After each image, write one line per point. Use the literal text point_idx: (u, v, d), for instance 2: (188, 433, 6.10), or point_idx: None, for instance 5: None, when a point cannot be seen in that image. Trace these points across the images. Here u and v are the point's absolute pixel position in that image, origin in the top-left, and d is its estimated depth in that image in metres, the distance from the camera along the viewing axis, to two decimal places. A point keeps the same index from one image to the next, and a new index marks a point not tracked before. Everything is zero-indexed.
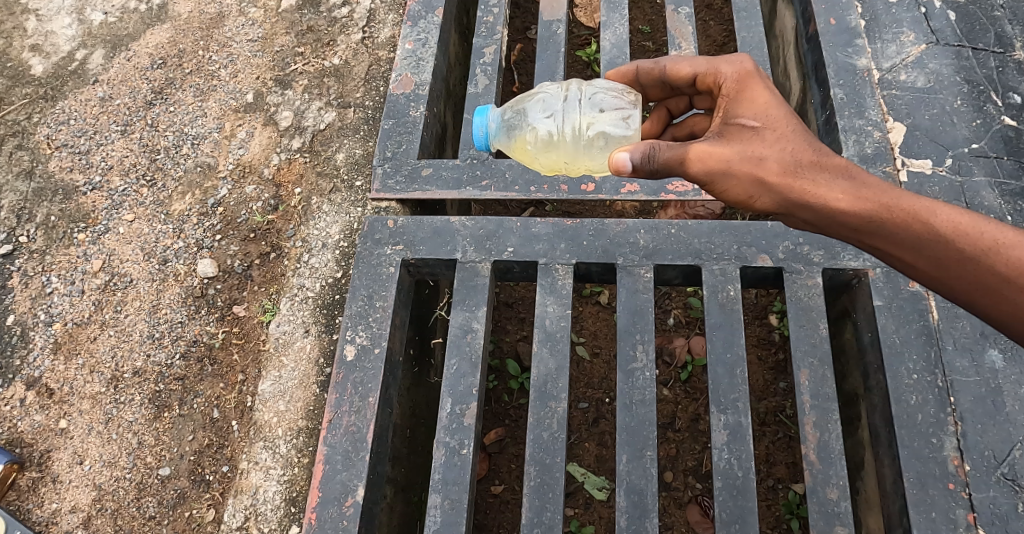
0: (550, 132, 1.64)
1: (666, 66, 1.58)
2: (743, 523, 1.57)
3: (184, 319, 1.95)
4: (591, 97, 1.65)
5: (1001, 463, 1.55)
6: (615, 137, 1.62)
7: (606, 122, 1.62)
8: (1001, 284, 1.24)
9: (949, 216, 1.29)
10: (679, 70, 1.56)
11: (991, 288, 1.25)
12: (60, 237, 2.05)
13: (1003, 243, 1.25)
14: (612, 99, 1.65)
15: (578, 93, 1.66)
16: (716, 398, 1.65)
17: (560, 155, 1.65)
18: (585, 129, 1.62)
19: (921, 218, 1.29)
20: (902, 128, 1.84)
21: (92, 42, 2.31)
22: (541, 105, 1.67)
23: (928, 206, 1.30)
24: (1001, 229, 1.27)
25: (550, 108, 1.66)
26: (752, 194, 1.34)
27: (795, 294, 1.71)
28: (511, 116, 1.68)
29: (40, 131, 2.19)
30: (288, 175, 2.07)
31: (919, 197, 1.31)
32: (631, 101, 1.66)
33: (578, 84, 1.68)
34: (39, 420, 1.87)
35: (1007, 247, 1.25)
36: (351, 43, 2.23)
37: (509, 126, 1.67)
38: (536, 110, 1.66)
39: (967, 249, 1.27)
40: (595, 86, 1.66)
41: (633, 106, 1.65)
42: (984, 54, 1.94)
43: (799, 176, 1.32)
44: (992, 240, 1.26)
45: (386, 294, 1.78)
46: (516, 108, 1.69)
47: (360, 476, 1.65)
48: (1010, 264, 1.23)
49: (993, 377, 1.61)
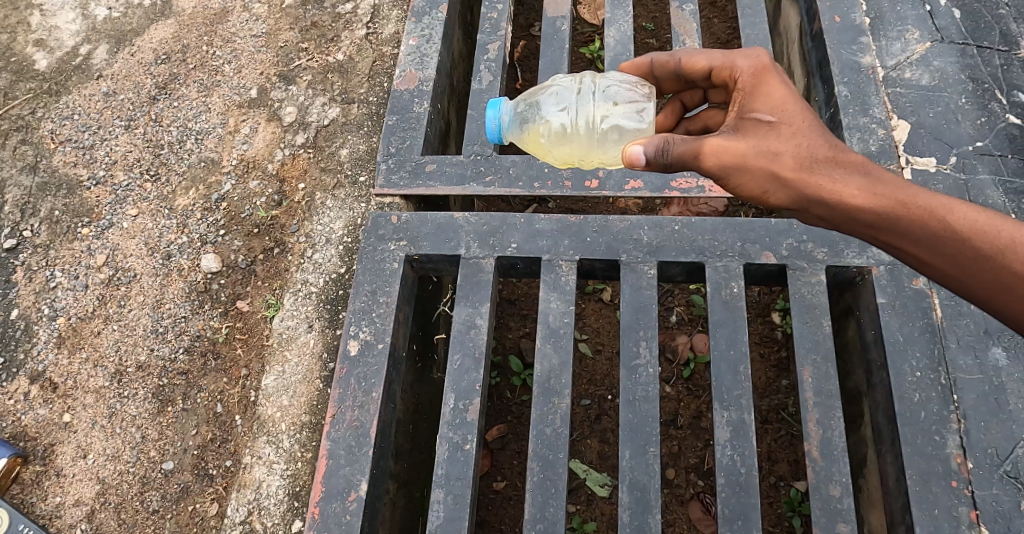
0: (563, 124, 1.64)
1: (682, 59, 1.56)
2: (745, 520, 1.57)
3: (187, 314, 1.95)
4: (605, 89, 1.65)
5: (1004, 460, 1.56)
6: (628, 130, 1.62)
7: (620, 115, 1.62)
8: (1017, 283, 1.25)
9: (966, 214, 1.28)
10: (694, 64, 1.54)
11: (1006, 286, 1.26)
12: (64, 232, 2.05)
13: (1019, 242, 1.25)
14: (626, 91, 1.65)
15: (592, 86, 1.66)
16: (719, 395, 1.65)
17: (574, 148, 1.66)
18: (599, 121, 1.63)
19: (937, 216, 1.29)
20: (906, 125, 1.83)
21: (96, 38, 2.31)
22: (555, 99, 1.68)
23: (945, 204, 1.29)
24: (1018, 228, 1.27)
25: (563, 101, 1.67)
26: (766, 189, 1.34)
27: (798, 292, 1.71)
28: (524, 109, 1.69)
29: (44, 126, 2.19)
30: (292, 170, 2.07)
31: (936, 195, 1.31)
32: (644, 95, 1.65)
33: (591, 77, 1.68)
34: (42, 414, 1.87)
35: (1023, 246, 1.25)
36: (355, 39, 2.23)
37: (522, 119, 1.67)
38: (550, 104, 1.68)
39: (984, 248, 1.26)
40: (609, 79, 1.66)
41: (647, 99, 1.65)
42: (989, 52, 1.94)
43: (815, 171, 1.31)
44: (1008, 238, 1.26)
45: (390, 289, 1.79)
46: (529, 102, 1.70)
47: (363, 471, 1.65)
48: None
49: (996, 375, 1.61)
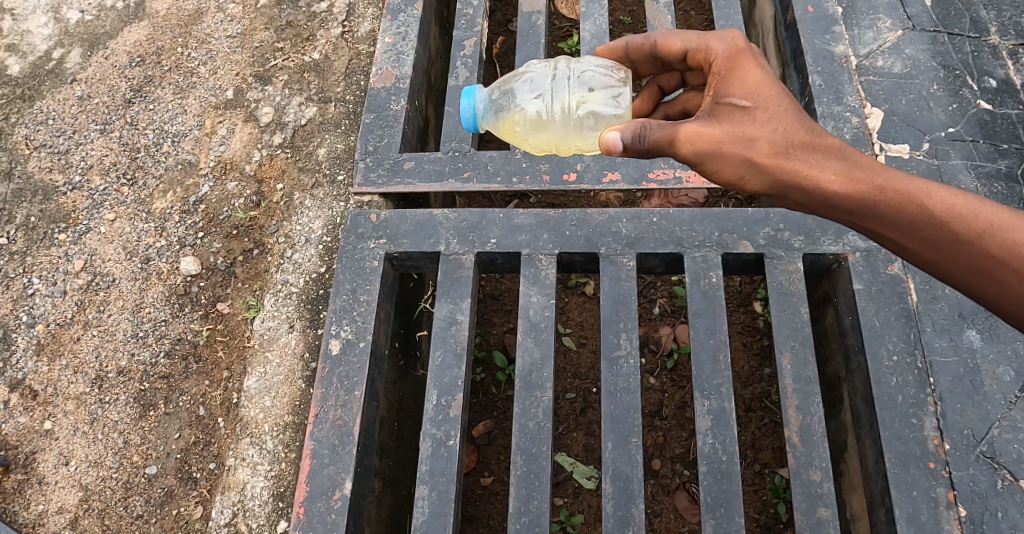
0: (539, 112, 1.65)
1: (658, 41, 1.57)
2: (727, 507, 1.58)
3: (167, 318, 1.94)
4: (580, 75, 1.66)
5: (980, 441, 1.58)
6: (605, 116, 1.63)
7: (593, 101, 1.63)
8: (996, 267, 1.26)
9: (944, 197, 1.29)
10: (670, 45, 1.55)
11: (985, 271, 1.27)
12: (40, 238, 2.04)
13: (997, 226, 1.26)
14: (602, 76, 1.66)
15: (566, 71, 1.67)
16: (699, 385, 1.67)
17: (550, 136, 1.67)
18: (575, 108, 1.63)
19: (915, 200, 1.30)
20: (879, 113, 1.85)
21: (69, 41, 2.30)
22: (526, 87, 1.68)
23: (923, 188, 1.30)
24: (996, 210, 1.28)
25: (538, 89, 1.68)
26: (742, 176, 1.36)
27: (776, 280, 1.73)
28: (498, 97, 1.67)
29: (18, 131, 2.18)
30: (270, 171, 2.07)
31: (914, 178, 1.32)
32: (620, 79, 1.66)
33: (565, 62, 1.69)
34: (23, 422, 1.86)
35: (1001, 230, 1.26)
36: (331, 37, 2.23)
37: (497, 107, 1.66)
38: (522, 92, 1.68)
39: (963, 233, 1.27)
40: (584, 64, 1.67)
41: (623, 84, 1.65)
42: (960, 39, 1.95)
43: (790, 157, 1.32)
44: (986, 222, 1.27)
45: (370, 287, 1.79)
46: (503, 89, 1.69)
47: (347, 469, 1.65)
48: (1004, 247, 1.25)
49: (971, 357, 1.63)
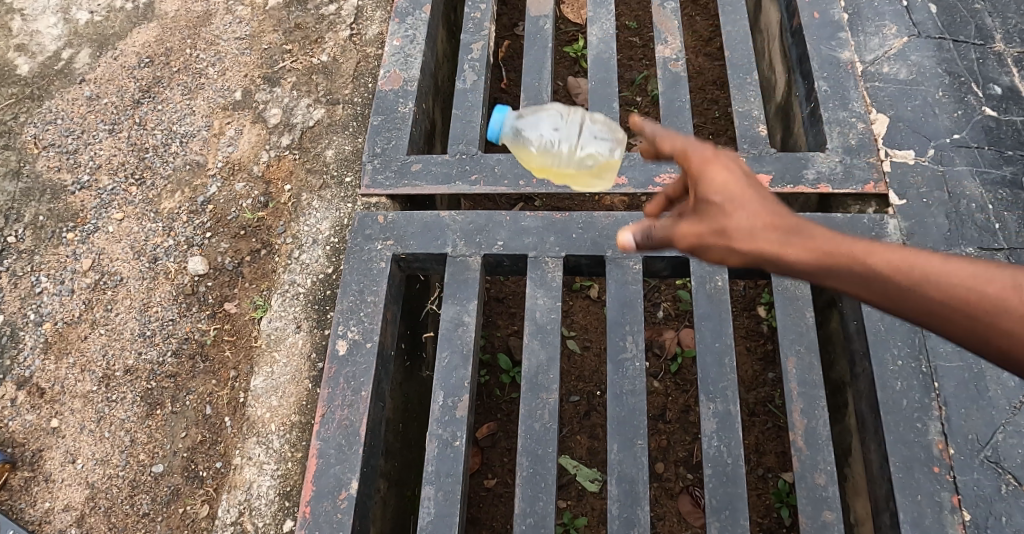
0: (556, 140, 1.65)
1: None
2: (732, 510, 1.59)
3: (175, 317, 1.95)
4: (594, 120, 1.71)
5: (985, 446, 1.58)
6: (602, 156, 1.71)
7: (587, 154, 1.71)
8: (980, 326, 1.10)
9: (891, 260, 1.14)
10: None
11: (968, 330, 1.11)
12: (48, 237, 2.04)
13: (976, 295, 1.10)
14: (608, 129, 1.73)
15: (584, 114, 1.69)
16: (704, 387, 1.67)
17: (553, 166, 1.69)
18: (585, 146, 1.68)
19: (860, 262, 1.15)
20: (885, 119, 1.86)
21: (78, 42, 2.31)
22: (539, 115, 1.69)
23: (868, 250, 1.15)
24: (981, 270, 1.11)
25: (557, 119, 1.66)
26: (704, 256, 1.24)
27: (781, 284, 1.74)
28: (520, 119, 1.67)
29: (27, 131, 2.19)
30: (278, 172, 2.07)
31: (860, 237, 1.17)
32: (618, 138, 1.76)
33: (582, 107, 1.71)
34: (30, 420, 1.87)
35: (981, 299, 1.09)
36: (339, 40, 2.24)
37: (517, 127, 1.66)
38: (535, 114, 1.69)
39: (940, 298, 1.11)
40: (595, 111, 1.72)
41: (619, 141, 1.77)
42: (965, 46, 1.96)
43: (707, 240, 1.22)
44: (964, 291, 1.10)
45: (377, 288, 1.80)
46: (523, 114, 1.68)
47: (353, 470, 1.66)
48: (995, 312, 1.09)
49: (976, 362, 1.64)
